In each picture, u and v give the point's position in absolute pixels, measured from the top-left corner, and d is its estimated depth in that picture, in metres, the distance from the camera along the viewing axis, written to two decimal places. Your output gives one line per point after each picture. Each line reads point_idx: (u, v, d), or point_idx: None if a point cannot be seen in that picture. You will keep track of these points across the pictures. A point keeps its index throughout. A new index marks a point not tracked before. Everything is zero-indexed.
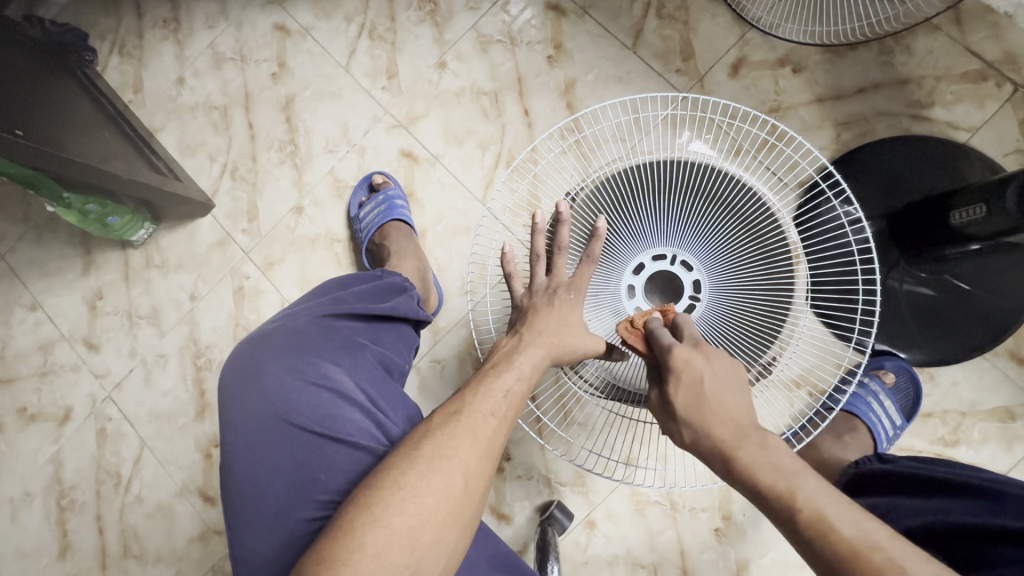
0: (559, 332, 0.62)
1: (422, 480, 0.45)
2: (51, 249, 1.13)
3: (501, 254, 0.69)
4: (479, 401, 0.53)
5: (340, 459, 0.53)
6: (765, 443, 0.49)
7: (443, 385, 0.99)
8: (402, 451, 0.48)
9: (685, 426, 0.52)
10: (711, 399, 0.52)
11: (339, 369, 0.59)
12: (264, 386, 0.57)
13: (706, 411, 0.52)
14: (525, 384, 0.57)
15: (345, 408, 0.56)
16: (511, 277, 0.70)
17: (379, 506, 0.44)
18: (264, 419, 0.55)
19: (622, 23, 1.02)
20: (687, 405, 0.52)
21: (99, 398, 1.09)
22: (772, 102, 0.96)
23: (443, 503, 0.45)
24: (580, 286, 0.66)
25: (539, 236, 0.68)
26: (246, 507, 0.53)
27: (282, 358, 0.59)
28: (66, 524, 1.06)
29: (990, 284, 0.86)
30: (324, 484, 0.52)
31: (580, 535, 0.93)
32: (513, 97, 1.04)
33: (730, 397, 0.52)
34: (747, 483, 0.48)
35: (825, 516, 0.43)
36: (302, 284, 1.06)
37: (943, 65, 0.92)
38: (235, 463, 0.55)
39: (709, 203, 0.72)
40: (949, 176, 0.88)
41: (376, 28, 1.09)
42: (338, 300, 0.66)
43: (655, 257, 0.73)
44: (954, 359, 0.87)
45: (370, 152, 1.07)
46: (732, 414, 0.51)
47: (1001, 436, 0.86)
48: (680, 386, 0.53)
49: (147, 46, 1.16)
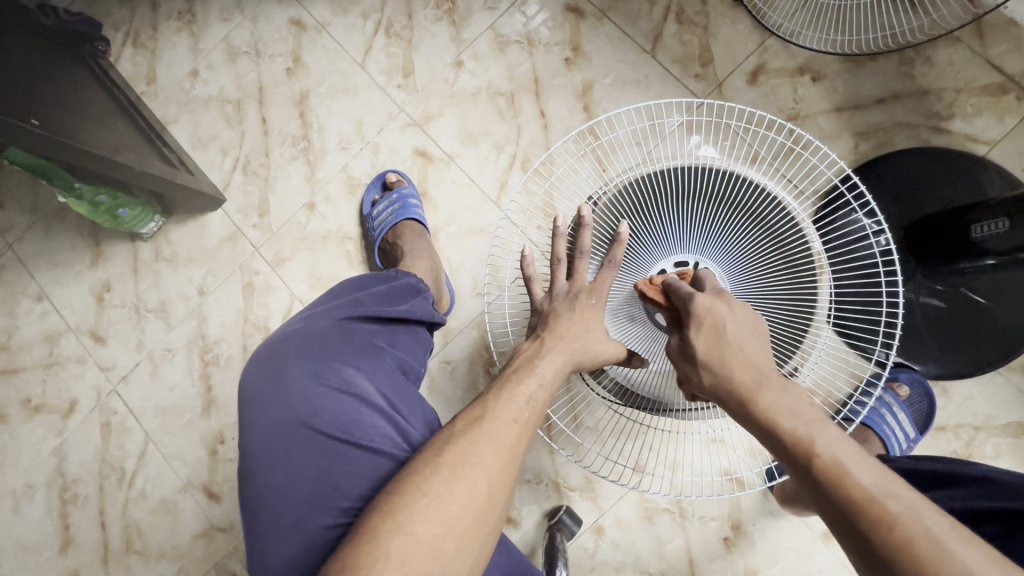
0: (581, 338, 0.62)
1: (445, 487, 0.45)
2: (59, 240, 1.12)
3: (520, 256, 0.69)
4: (501, 408, 0.52)
5: (362, 465, 0.53)
6: (785, 389, 0.50)
7: (453, 387, 0.98)
8: (425, 457, 0.48)
9: (704, 368, 0.54)
10: (734, 342, 0.54)
11: (359, 373, 0.59)
12: (285, 389, 0.56)
13: (727, 355, 0.53)
14: (546, 393, 0.56)
15: (367, 413, 0.56)
16: (531, 280, 0.70)
17: (402, 513, 0.43)
18: (285, 422, 0.55)
19: (640, 26, 1.01)
20: (709, 349, 0.54)
21: (105, 391, 1.08)
22: (790, 110, 0.96)
23: (467, 510, 0.44)
24: (601, 291, 0.66)
25: (561, 241, 0.67)
26: (266, 512, 0.52)
27: (302, 362, 0.58)
28: (68, 518, 1.05)
29: (1008, 299, 0.85)
30: (344, 490, 0.52)
31: (588, 541, 0.92)
32: (529, 98, 1.03)
33: (753, 345, 0.54)
34: (767, 427, 0.48)
35: (843, 466, 0.42)
36: (312, 281, 1.05)
37: (964, 77, 0.92)
38: (255, 465, 0.54)
39: (730, 210, 0.72)
40: (967, 189, 0.87)
41: (392, 25, 1.09)
42: (356, 303, 0.66)
43: (677, 263, 0.71)
44: (967, 374, 0.86)
45: (384, 150, 1.06)
46: (754, 361, 0.53)
47: (1014, 451, 0.86)
48: (702, 333, 0.55)
49: (161, 38, 1.16)
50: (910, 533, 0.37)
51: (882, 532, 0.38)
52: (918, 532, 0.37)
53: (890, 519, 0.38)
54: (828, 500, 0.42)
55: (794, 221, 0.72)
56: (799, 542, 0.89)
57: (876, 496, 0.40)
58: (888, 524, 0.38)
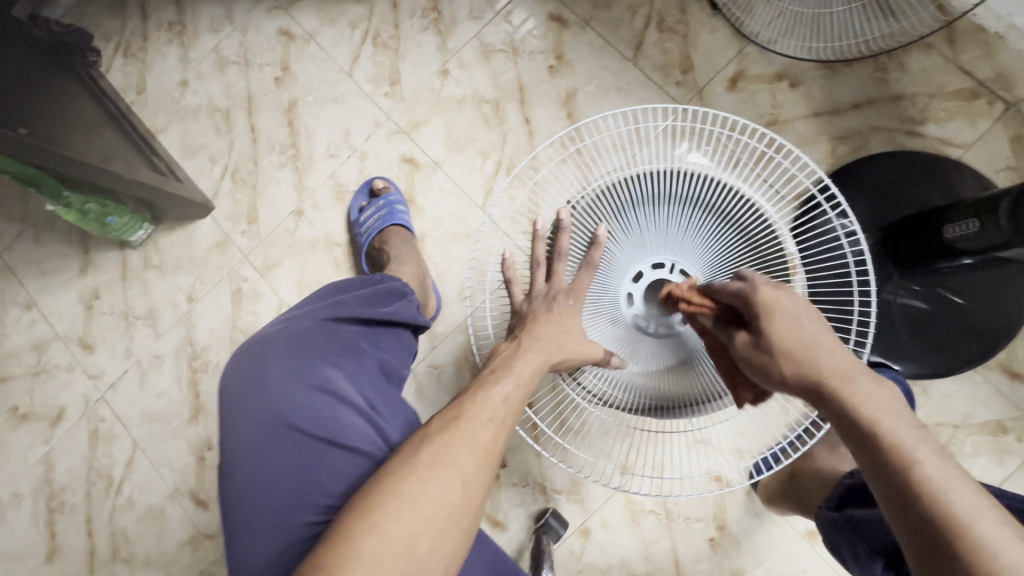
0: (559, 339, 0.63)
1: (420, 487, 0.46)
2: (48, 249, 1.13)
3: (502, 260, 0.71)
4: (477, 408, 0.53)
5: (339, 465, 0.54)
6: (882, 387, 0.45)
7: (439, 391, 0.99)
8: (401, 456, 0.49)
9: (785, 358, 0.47)
10: (813, 335, 0.47)
11: (339, 373, 0.59)
12: (266, 388, 0.57)
13: (809, 346, 0.47)
14: (524, 392, 0.57)
15: (346, 412, 0.57)
16: (510, 283, 0.71)
17: (377, 512, 0.44)
18: (265, 422, 0.55)
19: (622, 35, 1.03)
20: (785, 339, 0.48)
21: (93, 399, 1.08)
22: (769, 115, 0.98)
23: (441, 509, 0.45)
24: (579, 293, 0.67)
25: (540, 243, 0.71)
26: (244, 511, 0.53)
27: (284, 361, 0.59)
28: (54, 526, 1.05)
29: (983, 298, 0.87)
30: (322, 490, 0.53)
31: (575, 543, 0.92)
32: (514, 105, 1.05)
33: (834, 339, 0.48)
34: (860, 425, 0.43)
35: (938, 479, 0.39)
36: (300, 287, 1.06)
37: (936, 83, 0.94)
38: (235, 464, 0.55)
39: (706, 211, 0.74)
40: (942, 192, 0.89)
41: (379, 35, 1.11)
42: (339, 304, 0.67)
43: (654, 264, 0.76)
44: (947, 372, 0.88)
45: (371, 157, 1.08)
46: (839, 354, 0.46)
47: (992, 449, 0.87)
48: (778, 320, 0.48)
49: (151, 48, 1.17)
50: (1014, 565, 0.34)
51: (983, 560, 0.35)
52: (1006, 565, 0.34)
53: (991, 546, 0.35)
54: (920, 519, 0.38)
55: (768, 224, 0.72)
56: (785, 541, 0.89)
57: (965, 520, 0.37)
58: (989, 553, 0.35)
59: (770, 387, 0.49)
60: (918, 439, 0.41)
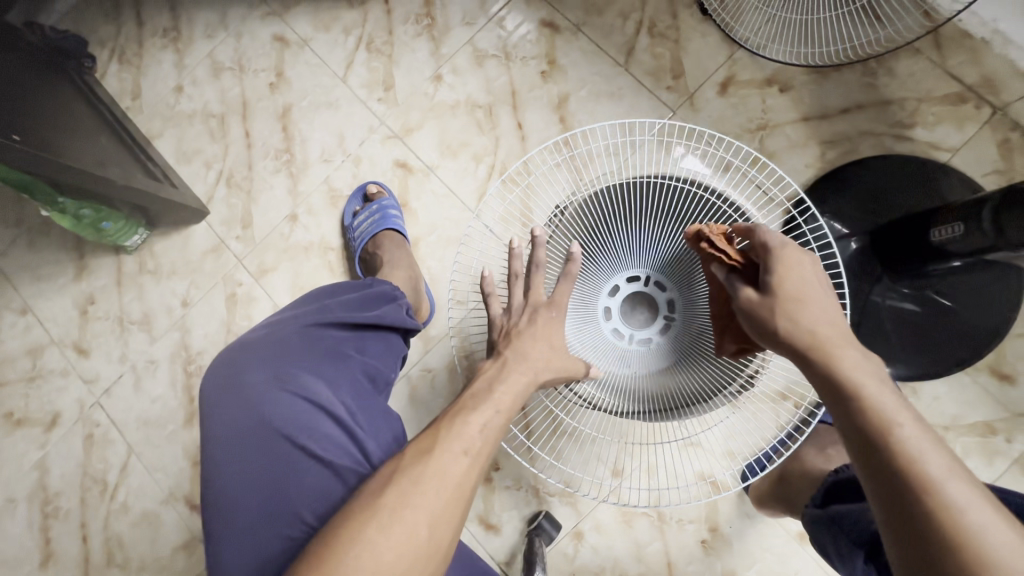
0: (539, 351, 0.64)
1: (380, 533, 0.45)
2: (43, 254, 1.13)
3: (480, 277, 0.71)
4: (451, 440, 0.53)
5: (314, 477, 0.54)
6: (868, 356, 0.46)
7: (433, 395, 0.99)
8: (367, 497, 0.49)
9: (787, 311, 0.50)
10: (814, 295, 0.50)
11: (319, 381, 0.60)
12: (247, 395, 0.57)
13: (810, 302, 0.50)
14: (501, 419, 0.57)
15: (323, 421, 0.57)
16: (489, 297, 0.72)
17: (335, 563, 0.44)
18: (243, 430, 0.56)
19: (614, 40, 1.04)
20: (794, 291, 0.50)
21: (87, 404, 1.09)
22: (759, 120, 0.99)
23: (402, 558, 0.45)
24: (561, 304, 0.68)
25: (517, 259, 0.71)
26: (220, 518, 0.53)
27: (266, 368, 0.59)
28: (49, 532, 1.05)
29: (971, 300, 0.88)
30: (295, 501, 0.53)
31: (567, 546, 0.93)
32: (507, 110, 1.06)
33: (831, 306, 0.50)
34: (842, 381, 0.44)
35: (911, 440, 0.39)
36: (294, 291, 1.06)
37: (924, 87, 0.95)
38: (215, 471, 0.55)
39: (678, 216, 0.77)
40: (930, 195, 0.90)
41: (373, 40, 1.11)
42: (324, 310, 0.67)
43: (629, 279, 0.81)
44: (936, 374, 0.89)
45: (365, 162, 1.08)
46: (835, 318, 0.49)
47: (981, 450, 0.88)
48: (789, 273, 0.51)
49: (146, 54, 1.18)
50: (978, 523, 0.35)
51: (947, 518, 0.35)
52: (970, 525, 0.35)
53: (958, 505, 0.36)
54: (888, 475, 0.39)
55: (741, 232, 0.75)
56: (776, 543, 0.90)
57: (936, 480, 0.37)
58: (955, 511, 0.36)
59: (767, 341, 0.51)
60: (897, 405, 0.42)
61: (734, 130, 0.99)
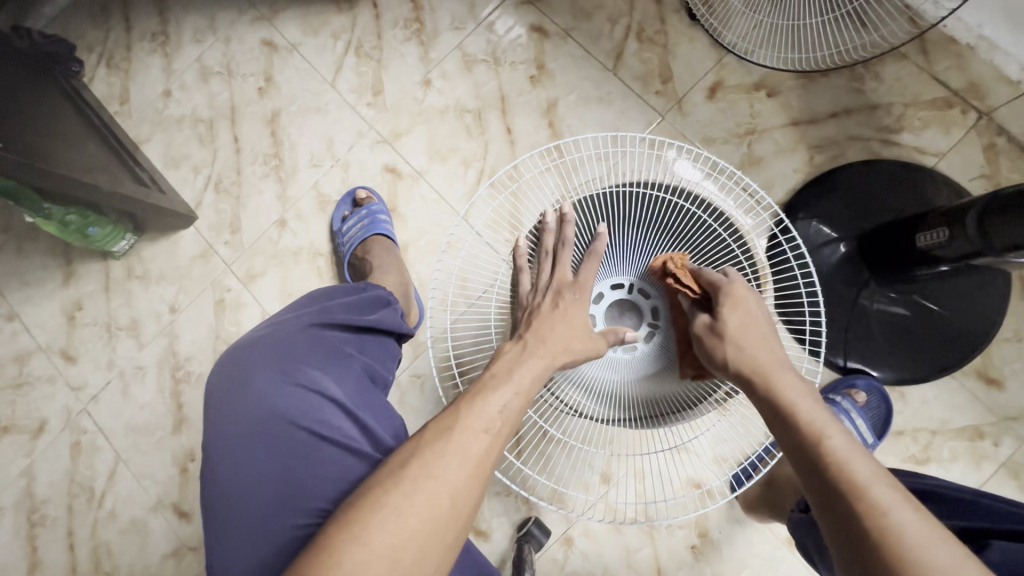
0: (562, 339, 0.63)
1: (404, 500, 0.45)
2: (30, 260, 1.12)
3: (514, 245, 0.73)
4: (472, 417, 0.52)
5: (328, 466, 0.54)
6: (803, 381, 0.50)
7: (422, 400, 0.99)
8: (390, 468, 0.48)
9: (731, 342, 0.54)
10: (758, 327, 0.54)
11: (325, 376, 0.59)
12: (253, 391, 0.56)
13: (753, 333, 0.54)
14: (524, 397, 0.56)
15: (334, 415, 0.57)
16: (520, 269, 0.73)
17: (360, 524, 0.44)
18: (250, 426, 0.55)
19: (602, 45, 1.04)
20: (738, 324, 0.55)
21: (75, 411, 1.08)
22: (748, 124, 0.99)
23: (427, 523, 0.45)
24: (584, 287, 0.68)
25: (548, 236, 0.72)
26: (229, 517, 0.52)
27: (272, 363, 0.58)
28: (36, 540, 1.04)
29: (957, 304, 0.88)
30: (307, 495, 0.52)
31: (557, 552, 0.92)
32: (496, 115, 1.06)
33: (773, 338, 0.54)
34: (779, 402, 0.48)
35: (840, 452, 0.42)
36: (283, 297, 1.06)
37: (911, 92, 0.96)
38: (220, 469, 0.54)
39: (658, 222, 0.78)
40: (917, 200, 0.90)
41: (362, 45, 1.11)
42: (325, 311, 0.67)
43: (613, 286, 0.80)
44: (924, 378, 0.89)
45: (354, 167, 1.08)
46: (775, 347, 0.53)
47: (969, 454, 0.88)
48: (734, 309, 0.56)
49: (134, 58, 1.17)
50: (901, 522, 0.38)
51: (872, 517, 0.38)
52: (892, 524, 0.38)
53: (882, 505, 0.39)
54: (820, 481, 0.42)
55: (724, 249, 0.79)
56: (766, 548, 0.90)
57: (863, 484, 0.40)
58: (879, 511, 0.38)
59: (717, 371, 0.55)
60: (830, 420, 0.45)
61: (723, 134, 0.99)
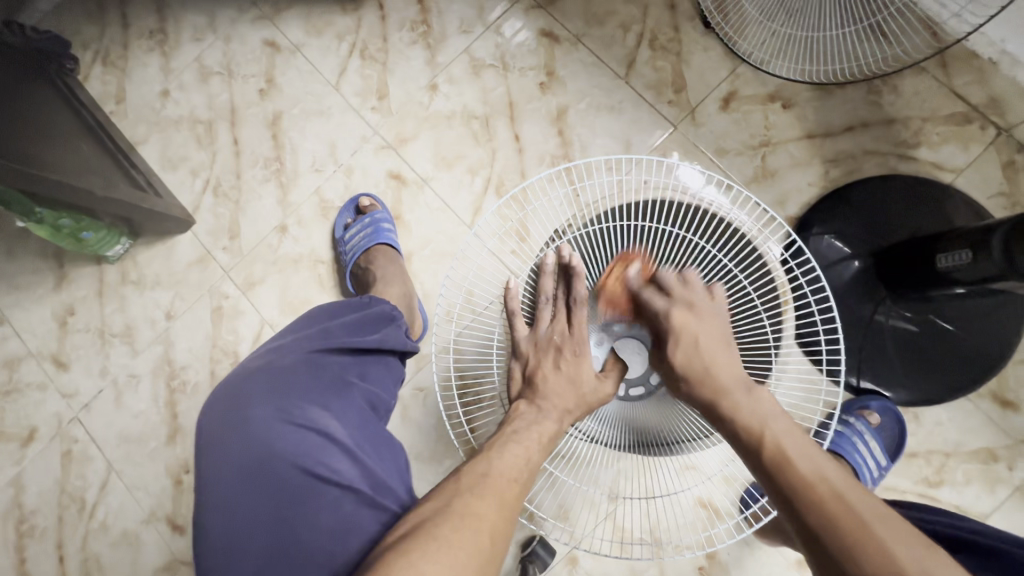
0: (570, 394, 0.62)
1: (455, 532, 0.44)
2: (20, 262, 1.09)
3: (504, 290, 0.68)
4: (502, 464, 0.53)
5: (328, 514, 0.51)
6: (753, 394, 0.54)
7: (425, 415, 0.96)
8: (436, 504, 0.48)
9: (683, 378, 0.58)
10: (707, 354, 0.58)
11: (327, 414, 0.56)
12: (248, 430, 0.54)
13: (704, 364, 0.57)
14: (539, 449, 0.56)
15: (333, 454, 0.54)
16: (513, 315, 0.68)
17: (416, 551, 0.42)
18: (247, 468, 0.52)
19: (614, 52, 1.02)
20: (687, 360, 0.58)
21: (66, 419, 1.05)
22: (761, 137, 0.97)
23: (473, 558, 0.43)
24: (582, 338, 0.66)
25: (547, 279, 0.69)
26: (220, 566, 0.49)
27: (269, 399, 0.56)
28: (24, 552, 1.01)
29: (972, 325, 0.87)
30: (308, 543, 0.49)
31: (561, 572, 0.90)
32: (504, 122, 1.03)
33: (722, 353, 0.58)
34: (736, 433, 0.52)
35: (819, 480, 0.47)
36: (282, 306, 1.03)
37: (930, 107, 0.94)
38: (214, 515, 0.51)
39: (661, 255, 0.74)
40: (934, 218, 0.88)
41: (367, 47, 1.08)
42: (325, 334, 0.64)
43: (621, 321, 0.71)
44: (938, 400, 0.87)
45: (358, 173, 1.05)
46: (723, 369, 0.57)
47: (983, 477, 0.87)
48: (680, 344, 0.59)
49: (131, 56, 1.14)
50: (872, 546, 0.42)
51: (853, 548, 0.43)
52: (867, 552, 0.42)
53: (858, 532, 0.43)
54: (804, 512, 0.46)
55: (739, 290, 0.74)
56: (773, 569, 0.88)
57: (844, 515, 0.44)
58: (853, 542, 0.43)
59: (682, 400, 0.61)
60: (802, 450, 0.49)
61: (737, 146, 0.97)
